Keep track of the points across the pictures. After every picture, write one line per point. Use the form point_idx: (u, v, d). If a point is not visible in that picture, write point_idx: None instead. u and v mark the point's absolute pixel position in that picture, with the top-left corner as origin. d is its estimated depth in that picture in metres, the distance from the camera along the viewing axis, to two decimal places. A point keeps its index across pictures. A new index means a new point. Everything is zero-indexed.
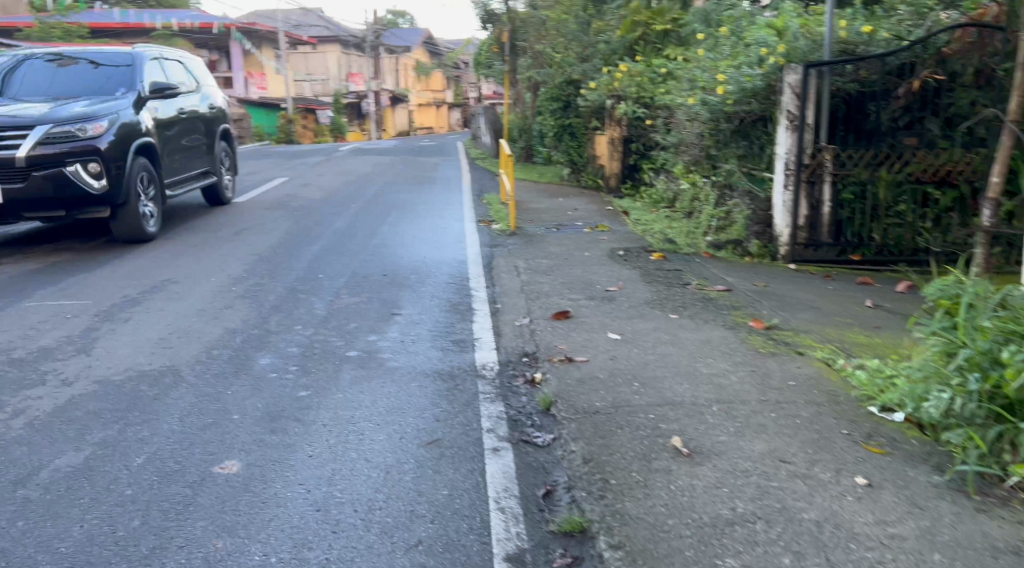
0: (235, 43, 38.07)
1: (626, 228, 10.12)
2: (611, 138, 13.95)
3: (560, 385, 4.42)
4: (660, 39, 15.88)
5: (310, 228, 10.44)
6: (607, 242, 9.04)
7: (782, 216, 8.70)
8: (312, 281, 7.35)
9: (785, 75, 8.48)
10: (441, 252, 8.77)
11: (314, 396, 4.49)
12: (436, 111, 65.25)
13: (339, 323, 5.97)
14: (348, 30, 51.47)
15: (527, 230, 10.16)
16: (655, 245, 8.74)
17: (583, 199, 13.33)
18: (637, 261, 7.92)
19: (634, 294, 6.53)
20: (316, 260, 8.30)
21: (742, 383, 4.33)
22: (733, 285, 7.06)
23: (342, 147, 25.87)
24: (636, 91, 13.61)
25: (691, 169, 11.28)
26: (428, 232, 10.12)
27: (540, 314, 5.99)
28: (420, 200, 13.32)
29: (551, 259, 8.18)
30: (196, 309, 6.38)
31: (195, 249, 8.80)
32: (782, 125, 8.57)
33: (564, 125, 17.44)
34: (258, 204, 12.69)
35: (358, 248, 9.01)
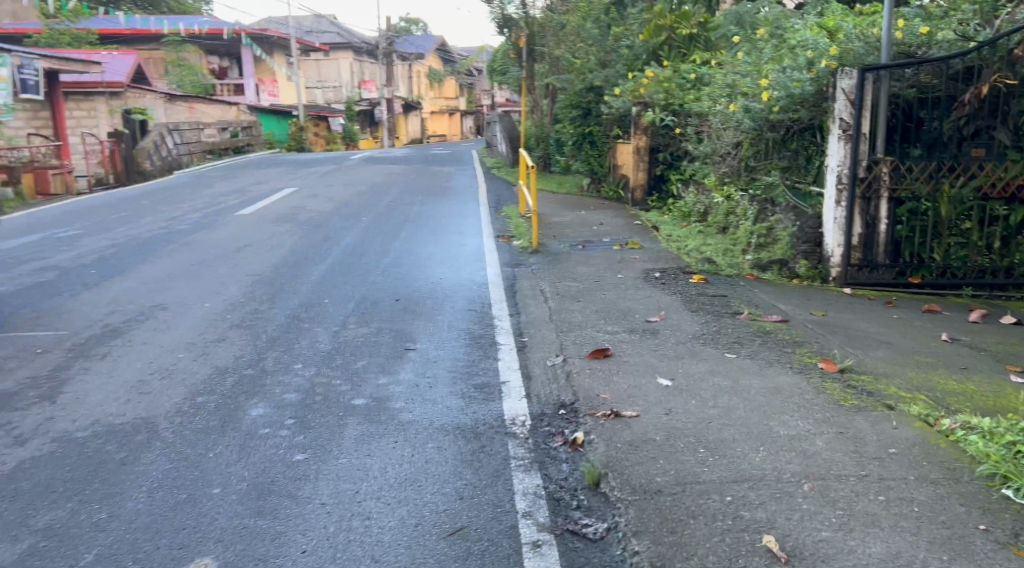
0: (247, 50, 37.58)
1: (657, 245, 9.36)
2: (636, 146, 13.10)
3: (609, 450, 3.66)
4: (686, 44, 15.25)
5: (317, 244, 9.72)
6: (639, 262, 8.27)
7: (833, 235, 7.91)
8: (316, 308, 6.62)
9: (837, 80, 7.71)
10: (459, 272, 8.05)
11: (312, 461, 3.74)
12: (449, 119, 64.64)
13: (344, 361, 5.23)
14: (361, 37, 50.97)
15: (550, 247, 9.40)
16: (692, 266, 7.98)
17: (608, 212, 12.54)
18: (676, 285, 7.16)
19: (679, 326, 5.77)
20: (322, 282, 7.58)
21: (831, 452, 3.56)
22: (788, 314, 6.29)
23: (353, 155, 25.24)
24: (663, 98, 12.89)
25: (726, 181, 10.44)
26: (444, 250, 9.39)
27: (575, 351, 5.24)
28: (436, 211, 12.81)
29: (581, 282, 7.41)
30: (184, 342, 5.65)
31: (191, 270, 8.11)
32: (834, 135, 7.79)
33: (583, 133, 16.76)
34: (264, 217, 11.99)
35: (367, 267, 8.29)
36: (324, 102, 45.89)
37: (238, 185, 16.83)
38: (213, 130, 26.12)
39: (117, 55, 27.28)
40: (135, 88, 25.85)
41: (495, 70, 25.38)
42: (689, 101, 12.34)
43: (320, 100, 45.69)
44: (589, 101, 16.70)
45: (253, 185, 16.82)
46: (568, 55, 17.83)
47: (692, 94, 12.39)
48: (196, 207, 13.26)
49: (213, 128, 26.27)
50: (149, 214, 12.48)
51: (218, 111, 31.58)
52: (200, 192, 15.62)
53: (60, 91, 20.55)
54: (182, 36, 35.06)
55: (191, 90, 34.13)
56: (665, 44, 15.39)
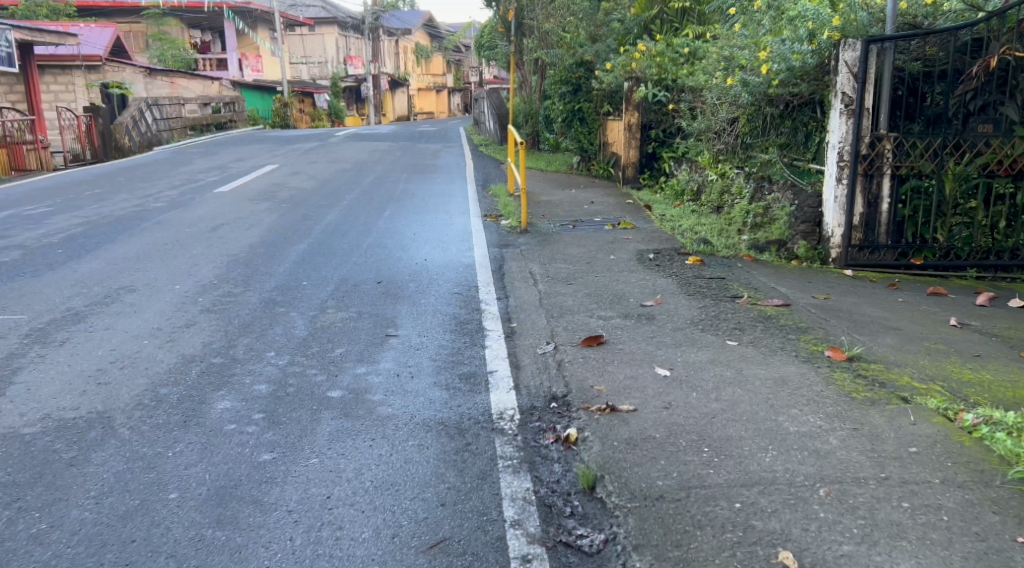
0: (230, 23, 36.79)
1: (651, 225, 9.05)
2: (629, 124, 12.67)
3: (605, 450, 3.35)
4: (678, 18, 15.40)
5: (297, 223, 9.35)
6: (632, 243, 7.96)
7: (834, 214, 7.61)
8: (293, 291, 6.28)
9: (840, 51, 7.36)
10: (444, 253, 7.71)
11: (281, 461, 3.42)
12: (437, 96, 63.83)
13: (320, 348, 4.89)
14: (347, 11, 50.06)
15: (540, 227, 9.07)
16: (688, 246, 7.67)
17: (598, 191, 12.21)
18: (671, 267, 6.85)
19: (676, 311, 5.46)
20: (300, 263, 7.23)
21: (847, 452, 3.27)
22: (789, 298, 6.00)
23: (338, 132, 24.73)
24: (656, 72, 12.51)
25: (720, 158, 10.22)
26: (430, 229, 9.04)
27: (567, 338, 4.92)
28: (422, 189, 12.43)
29: (573, 264, 7.09)
30: (150, 327, 5.30)
31: (163, 250, 7.73)
32: (836, 110, 7.46)
33: (573, 110, 16.18)
34: (243, 195, 11.58)
35: (349, 248, 7.93)
36: (309, 78, 45.59)
37: (218, 162, 16.36)
38: (194, 105, 25.50)
39: (95, 28, 26.58)
40: (114, 62, 25.19)
41: (483, 45, 24.86)
42: (684, 76, 11.96)
43: (305, 76, 45.57)
44: (579, 76, 16.09)
45: (234, 162, 16.35)
46: (558, 29, 17.37)
47: (686, 69, 12.02)
48: (173, 184, 12.82)
49: (194, 103, 25.66)
50: (124, 192, 12.03)
51: (200, 86, 30.91)
52: (178, 168, 15.15)
53: (34, 64, 19.91)
54: (162, 9, 34.28)
55: (173, 65, 33.41)
56: (657, 19, 15.52)
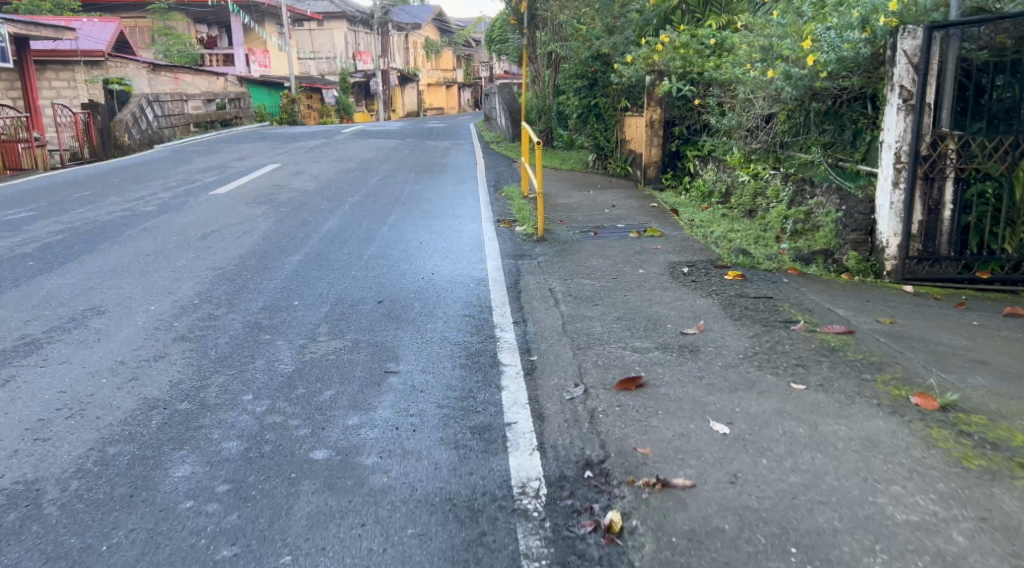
0: (236, 18, 36.07)
1: (680, 232, 8.29)
2: (650, 120, 11.94)
3: (662, 552, 2.60)
4: (700, 8, 14.57)
5: (294, 230, 8.61)
6: (662, 253, 7.17)
7: (889, 223, 6.79)
8: (282, 313, 5.53)
9: (896, 40, 6.54)
10: (454, 266, 6.97)
11: (243, 561, 2.68)
12: (446, 91, 62.96)
13: (307, 391, 4.15)
14: (355, 5, 49.21)
15: (558, 234, 8.29)
16: (725, 258, 6.91)
17: (617, 193, 11.41)
18: (710, 284, 6.08)
19: (725, 342, 4.67)
20: (293, 278, 6.49)
21: (980, 557, 2.51)
22: (851, 323, 5.19)
23: (344, 129, 23.96)
24: (680, 65, 11.67)
25: (752, 158, 9.60)
26: (438, 238, 8.27)
27: (598, 378, 4.14)
28: (430, 191, 11.66)
29: (597, 279, 6.33)
30: (112, 361, 4.55)
31: (144, 262, 7.01)
32: (892, 106, 6.64)
33: (590, 105, 15.58)
34: (239, 198, 10.83)
35: (348, 259, 7.19)
36: (318, 73, 44.84)
37: (217, 161, 15.61)
38: (197, 102, 24.74)
39: (98, 23, 25.96)
40: (116, 57, 24.49)
41: (495, 38, 24.04)
42: (711, 69, 11.14)
43: (313, 71, 44.86)
44: (595, 70, 15.33)
45: (234, 161, 15.61)
46: (574, 21, 16.47)
47: (714, 61, 11.22)
48: (167, 185, 12.09)
49: (198, 100, 24.93)
50: (114, 194, 11.30)
51: (205, 82, 30.20)
52: (175, 168, 14.44)
53: (30, 59, 19.18)
54: (169, 3, 33.59)
55: (178, 60, 32.73)
56: (678, 9, 14.67)
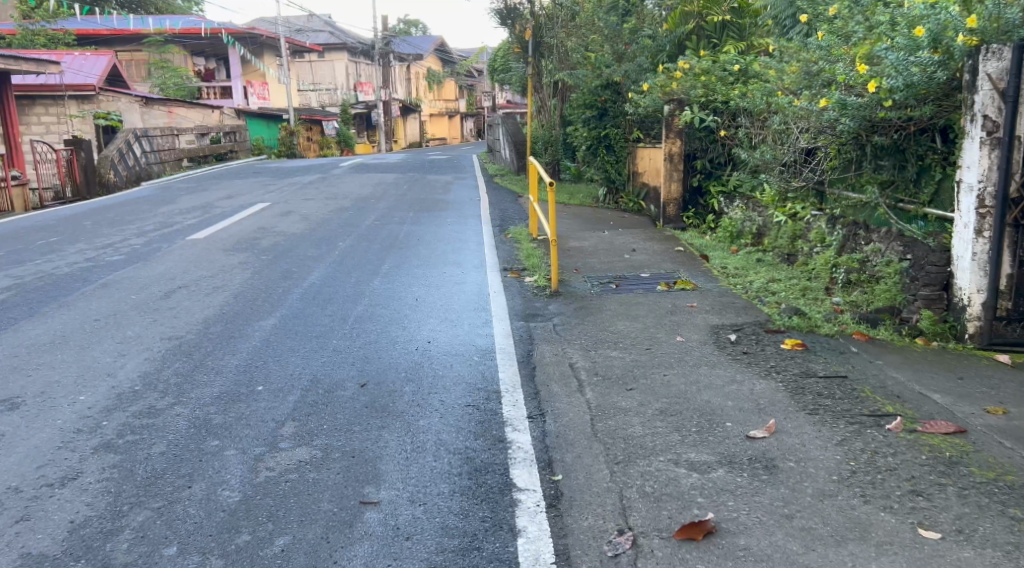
0: (235, 50, 35.41)
1: (714, 282, 7.24)
2: (669, 153, 10.96)
3: None
4: (717, 33, 13.45)
5: (272, 284, 7.55)
6: (700, 313, 6.09)
7: (971, 277, 5.69)
8: (241, 405, 4.45)
9: (979, 62, 5.50)
10: (456, 332, 5.90)
11: None
12: (448, 121, 62.33)
13: (252, 539, 3.05)
14: (356, 36, 48.64)
15: (575, 287, 7.23)
16: (776, 320, 5.85)
17: (636, 233, 10.35)
18: (766, 359, 4.99)
19: (808, 455, 3.57)
20: (263, 353, 5.42)
21: None
22: (957, 417, 4.09)
23: (343, 163, 23.05)
24: (702, 93, 10.72)
25: (789, 196, 8.79)
26: (438, 293, 7.21)
27: (649, 519, 3.05)
28: (429, 233, 10.62)
29: (628, 350, 5.25)
30: (2, 489, 3.46)
31: (89, 331, 5.94)
32: (974, 139, 5.59)
33: (599, 136, 14.47)
34: (217, 244, 9.79)
35: (331, 324, 6.12)
36: (319, 105, 44.22)
37: (203, 200, 14.61)
38: (190, 135, 23.82)
39: (90, 56, 25.38)
40: (106, 90, 23.68)
41: (498, 67, 23.16)
42: (738, 97, 10.17)
43: (314, 103, 44.16)
44: (605, 100, 14.25)
45: (221, 199, 14.62)
46: (581, 48, 15.50)
47: (740, 88, 10.29)
48: (142, 229, 11.05)
49: (191, 133, 24.01)
50: (82, 240, 10.27)
51: (200, 115, 29.40)
52: (156, 209, 13.46)
53: (12, 94, 18.28)
54: (165, 36, 32.92)
55: (175, 93, 31.98)
56: (693, 34, 13.64)
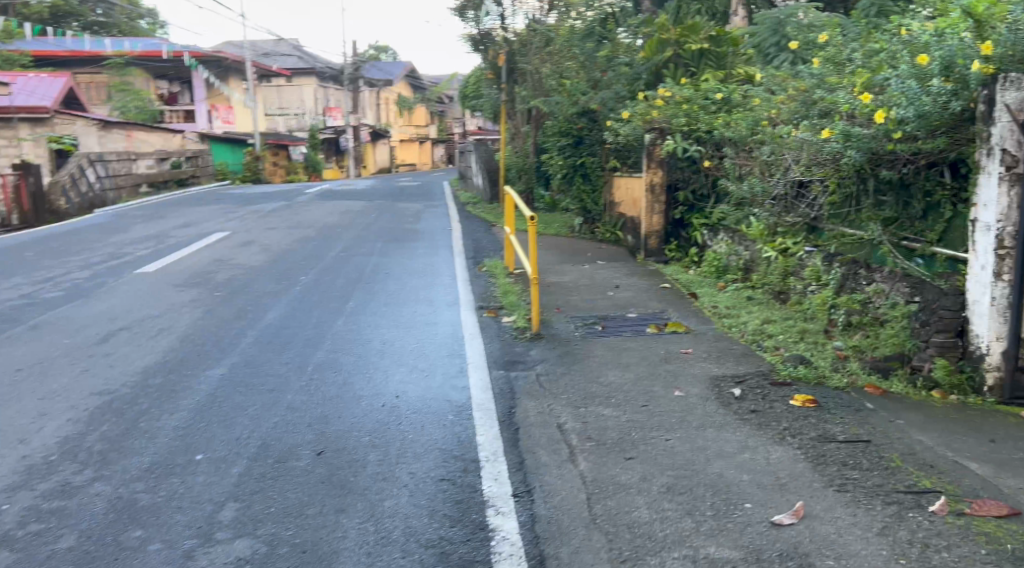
0: (198, 74, 34.63)
1: (706, 324, 6.72)
2: (649, 183, 10.51)
3: None
4: (695, 61, 12.85)
5: (224, 326, 6.89)
6: (697, 362, 5.55)
7: (989, 324, 5.20)
8: (175, 482, 3.80)
9: (995, 92, 5.04)
10: (428, 384, 5.28)
11: None
12: (418, 147, 61.90)
13: None
14: (325, 61, 48.10)
15: (557, 329, 6.66)
16: (780, 370, 5.33)
17: (618, 268, 9.82)
18: (777, 420, 4.44)
19: (847, 551, 3.02)
20: (207, 413, 4.77)
21: None
22: (1006, 494, 3.56)
23: (308, 189, 22.38)
24: (685, 122, 10.30)
25: (778, 231, 8.34)
26: (407, 335, 6.59)
27: None
28: (399, 266, 10.01)
29: (622, 408, 4.67)
30: None
31: (9, 385, 5.25)
32: (990, 174, 5.11)
33: (575, 165, 14.25)
34: (168, 279, 9.10)
35: (286, 375, 5.48)
36: (286, 129, 43.47)
37: (158, 229, 13.86)
38: (150, 161, 22.98)
39: (45, 77, 24.59)
40: (62, 113, 22.94)
41: (470, 94, 22.70)
42: (722, 127, 9.78)
43: (282, 128, 43.41)
44: (582, 128, 14.05)
45: (178, 228, 13.90)
46: (556, 75, 15.05)
47: (724, 118, 9.91)
48: (88, 262, 10.31)
49: (150, 158, 23.18)
50: (20, 274, 9.50)
51: (161, 139, 28.56)
52: (106, 238, 12.70)
53: None
54: (126, 58, 32.09)
55: (136, 117, 31.27)
56: (670, 62, 13.01)
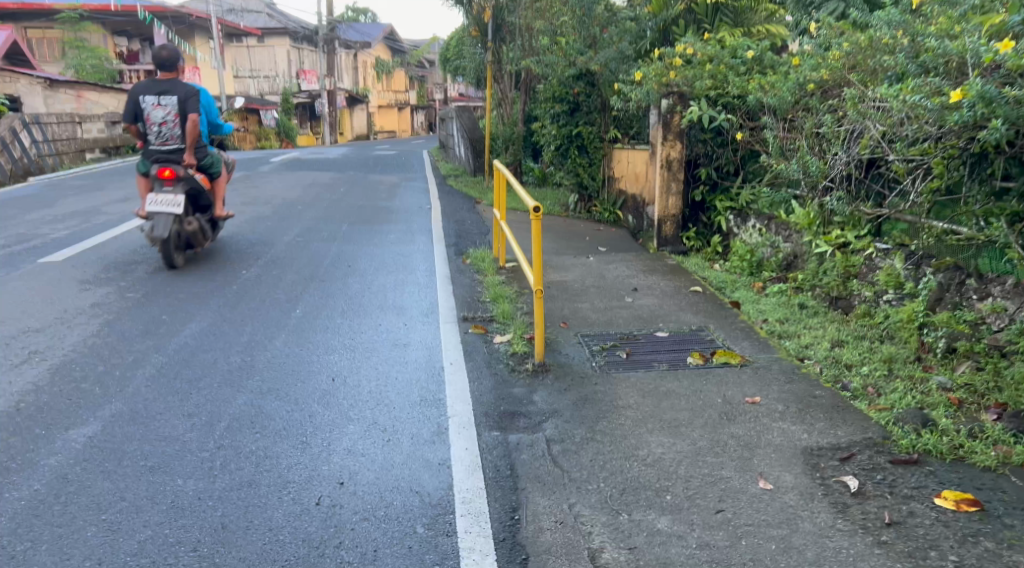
0: (160, 32, 32.21)
1: (762, 349, 5.09)
2: (665, 158, 8.79)
3: None
4: (710, 17, 11.33)
5: (122, 347, 5.16)
6: (772, 421, 3.93)
7: None
8: None
9: None
10: (388, 457, 3.63)
11: None
12: (398, 113, 59.67)
13: None
14: (300, 21, 45.68)
15: (570, 356, 5.01)
16: (898, 435, 3.71)
17: (630, 261, 8.16)
18: (940, 545, 2.84)
19: None
20: (40, 517, 3.09)
21: None
22: None
23: (275, 157, 20.47)
24: (710, 85, 8.64)
25: (834, 221, 6.80)
26: (367, 364, 4.91)
27: None
28: (367, 257, 8.27)
29: (688, 518, 3.03)
30: None
31: None
32: None
33: (570, 135, 12.01)
34: (76, 272, 7.32)
35: (183, 440, 3.80)
36: (258, 93, 41.14)
37: (89, 204, 11.93)
38: (100, 124, 20.83)
39: None
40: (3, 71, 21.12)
41: (452, 56, 20.85)
42: (758, 91, 8.13)
43: (254, 91, 41.08)
44: (578, 92, 11.88)
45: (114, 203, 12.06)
46: (550, 31, 13.18)
47: (759, 80, 8.23)
48: None
49: (101, 122, 21.04)
50: None
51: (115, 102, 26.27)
52: (24, 214, 10.85)
53: None
54: (81, 13, 29.79)
55: (93, 77, 29.15)
56: (681, 18, 11.41)
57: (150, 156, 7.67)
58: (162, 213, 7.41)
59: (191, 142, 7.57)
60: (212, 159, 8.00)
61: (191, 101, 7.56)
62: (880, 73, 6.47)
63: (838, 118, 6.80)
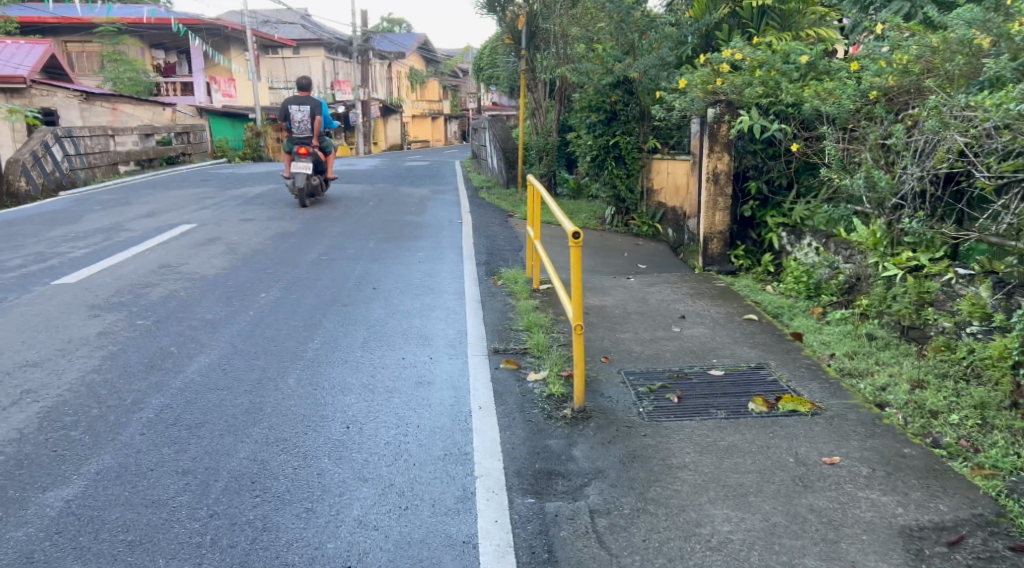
0: (195, 44, 32.33)
1: (831, 393, 4.47)
2: (712, 171, 8.17)
3: None
4: (755, 21, 11.03)
5: (121, 385, 4.71)
6: (854, 490, 3.33)
7: None
8: None
9: None
10: (406, 533, 3.12)
11: None
12: (432, 123, 59.57)
13: None
14: (334, 32, 45.73)
15: (614, 400, 4.45)
16: (1015, 513, 3.08)
17: (674, 283, 7.57)
18: None
19: None
20: None
21: None
22: None
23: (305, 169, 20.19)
24: (761, 92, 7.98)
25: (904, 242, 6.15)
26: (387, 407, 4.41)
27: None
28: (393, 277, 7.80)
29: None
30: None
31: None
32: None
33: (607, 147, 11.07)
34: (88, 295, 6.94)
35: (173, 504, 3.33)
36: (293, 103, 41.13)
37: (113, 220, 11.61)
38: (133, 137, 20.75)
39: (25, 45, 22.89)
40: (39, 83, 21.14)
41: (484, 65, 20.39)
42: (816, 99, 7.49)
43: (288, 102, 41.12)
44: (616, 101, 10.90)
45: (139, 218, 11.76)
46: (586, 38, 12.63)
47: (815, 86, 7.59)
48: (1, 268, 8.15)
49: (134, 134, 20.97)
50: None
51: (149, 114, 26.20)
52: (47, 231, 10.58)
53: None
54: (118, 26, 29.99)
55: (129, 90, 29.28)
56: (724, 23, 11.11)
57: (294, 141, 12.81)
58: (300, 172, 12.29)
59: (316, 133, 12.51)
60: (330, 143, 13.23)
61: (318, 109, 12.63)
62: (959, 80, 5.95)
63: (913, 129, 6.17)
